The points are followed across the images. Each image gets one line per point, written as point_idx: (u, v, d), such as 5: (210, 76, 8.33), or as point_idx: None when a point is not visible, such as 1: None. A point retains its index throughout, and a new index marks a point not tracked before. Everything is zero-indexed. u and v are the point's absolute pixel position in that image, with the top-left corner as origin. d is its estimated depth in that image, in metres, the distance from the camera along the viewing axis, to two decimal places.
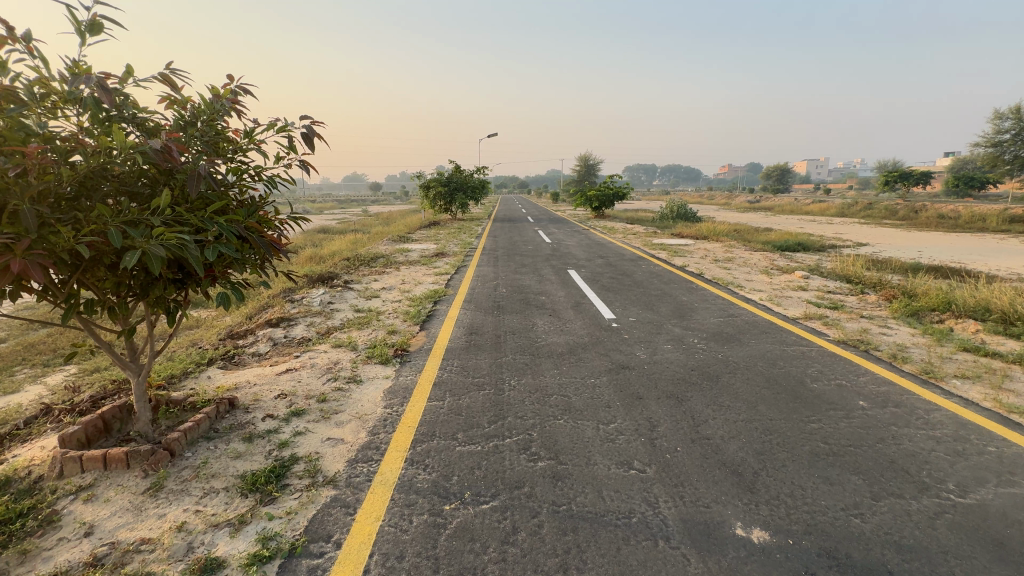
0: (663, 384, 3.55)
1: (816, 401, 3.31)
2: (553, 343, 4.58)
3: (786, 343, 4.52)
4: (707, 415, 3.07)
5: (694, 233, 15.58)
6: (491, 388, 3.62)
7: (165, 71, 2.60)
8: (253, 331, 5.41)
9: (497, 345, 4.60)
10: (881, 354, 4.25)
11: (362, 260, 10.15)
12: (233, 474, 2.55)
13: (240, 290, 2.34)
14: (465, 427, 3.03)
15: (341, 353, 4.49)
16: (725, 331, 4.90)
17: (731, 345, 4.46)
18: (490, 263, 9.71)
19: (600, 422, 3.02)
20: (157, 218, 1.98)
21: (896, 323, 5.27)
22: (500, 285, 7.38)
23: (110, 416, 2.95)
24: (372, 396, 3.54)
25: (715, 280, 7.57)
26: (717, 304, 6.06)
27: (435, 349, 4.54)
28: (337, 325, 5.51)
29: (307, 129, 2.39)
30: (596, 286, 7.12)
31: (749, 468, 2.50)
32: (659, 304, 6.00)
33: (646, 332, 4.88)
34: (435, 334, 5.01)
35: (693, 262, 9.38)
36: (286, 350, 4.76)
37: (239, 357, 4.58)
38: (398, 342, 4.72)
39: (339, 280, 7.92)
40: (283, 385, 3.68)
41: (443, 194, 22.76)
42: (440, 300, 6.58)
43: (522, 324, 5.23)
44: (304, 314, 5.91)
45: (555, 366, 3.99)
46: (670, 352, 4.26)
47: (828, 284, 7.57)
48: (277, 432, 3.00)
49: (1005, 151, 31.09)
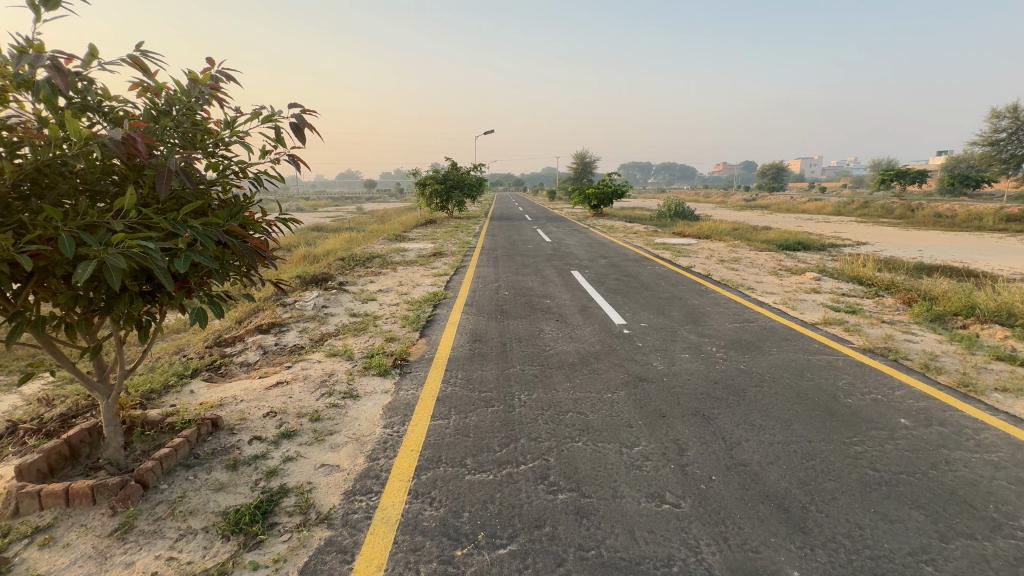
0: (687, 400, 3.28)
1: (854, 419, 3.04)
2: (563, 352, 4.29)
3: (810, 352, 4.25)
4: (740, 436, 2.80)
5: (695, 232, 15.35)
6: (500, 404, 3.33)
7: (135, 52, 2.28)
8: (242, 338, 5.09)
9: (503, 354, 4.31)
10: (912, 364, 4.00)
11: (358, 260, 9.81)
12: (214, 511, 2.25)
13: (219, 304, 2.03)
14: (474, 451, 2.74)
15: (336, 363, 4.18)
16: (744, 338, 4.63)
17: (752, 354, 4.19)
18: (490, 264, 9.43)
19: (623, 445, 2.74)
20: (117, 223, 1.67)
21: (919, 329, 5.03)
22: (502, 287, 7.10)
23: (77, 442, 2.63)
24: (371, 414, 3.24)
25: (724, 282, 7.32)
26: (730, 308, 5.80)
27: (436, 359, 4.25)
28: (331, 331, 5.20)
29: (297, 119, 2.06)
30: (602, 289, 6.86)
31: (796, 503, 2.23)
32: (670, 308, 5.73)
33: (660, 339, 4.60)
34: (436, 342, 4.71)
35: (699, 263, 9.12)
36: (277, 359, 4.45)
37: (227, 368, 4.27)
38: (397, 351, 4.41)
39: (334, 282, 7.61)
40: (273, 401, 3.37)
41: (439, 192, 22.47)
42: (440, 303, 6.29)
43: (529, 331, 4.95)
44: (297, 319, 5.59)
45: (568, 378, 3.71)
46: (689, 362, 3.99)
47: (840, 286, 7.33)
48: (264, 458, 2.70)
49: (1002, 150, 31.09)
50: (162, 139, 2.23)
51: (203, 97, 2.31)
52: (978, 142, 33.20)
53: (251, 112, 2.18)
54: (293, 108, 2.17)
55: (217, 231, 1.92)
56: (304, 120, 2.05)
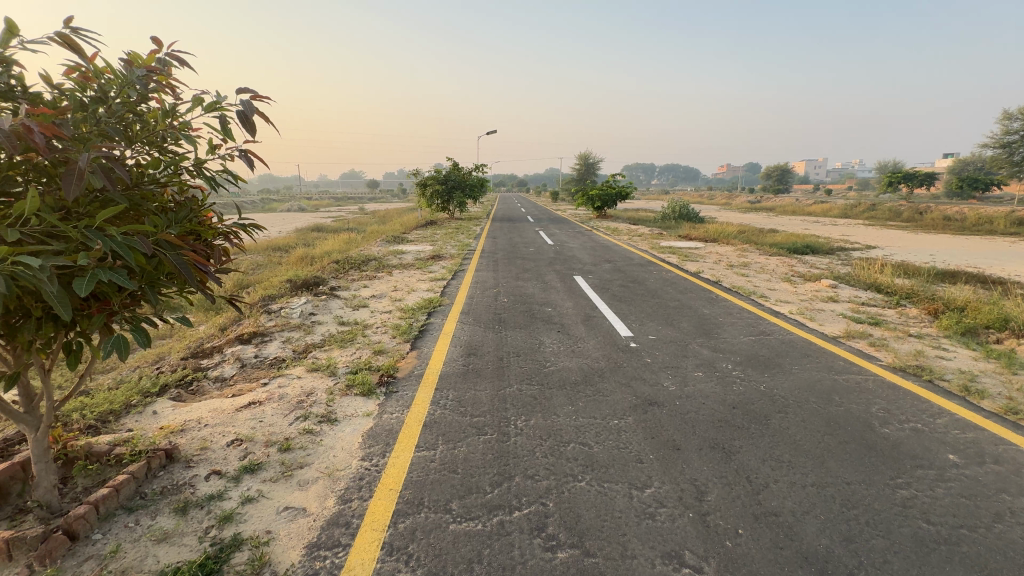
0: (703, 429, 2.92)
1: (896, 455, 2.67)
2: (564, 369, 3.93)
3: (836, 371, 3.87)
4: (767, 477, 2.44)
5: (702, 236, 14.92)
6: (493, 431, 2.97)
7: (64, 29, 1.94)
8: (220, 349, 4.75)
9: (499, 370, 3.96)
10: (950, 387, 3.62)
11: (353, 263, 9.46)
12: (149, 571, 1.90)
13: (146, 332, 1.67)
14: (461, 493, 2.38)
15: (316, 380, 3.83)
16: (762, 354, 4.25)
17: (772, 372, 3.82)
18: (489, 268, 9.08)
19: (632, 487, 2.39)
20: (7, 233, 1.34)
21: (951, 344, 4.64)
22: (501, 294, 6.73)
23: (4, 479, 2.26)
24: (348, 442, 2.89)
25: (735, 289, 6.95)
26: (743, 318, 5.43)
27: (426, 375, 3.89)
28: (316, 342, 4.85)
29: (244, 106, 1.73)
30: (607, 296, 6.50)
31: (843, 568, 1.86)
32: (680, 319, 5.37)
33: (670, 354, 4.23)
34: (428, 356, 4.35)
35: (707, 268, 8.73)
36: (254, 375, 4.10)
37: (198, 385, 3.93)
38: (384, 366, 4.06)
39: (325, 287, 7.27)
40: (239, 426, 3.02)
41: (440, 193, 22.16)
42: (435, 312, 5.93)
43: (528, 344, 4.59)
44: (281, 328, 5.24)
45: (570, 401, 3.34)
46: (703, 383, 3.62)
47: (859, 293, 6.94)
48: (220, 498, 2.35)
49: (1014, 152, 30.49)
50: (96, 132, 1.91)
51: (143, 83, 1.98)
52: (990, 145, 32.61)
53: (193, 99, 1.84)
54: (243, 95, 1.84)
55: (144, 241, 1.59)
56: (253, 107, 1.71)
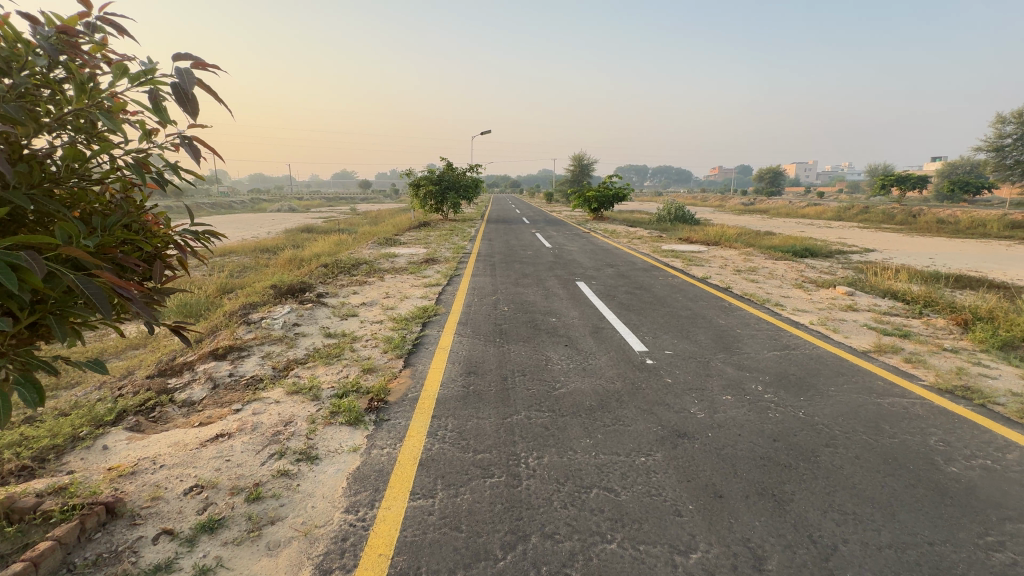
0: (746, 469, 2.51)
1: (975, 504, 2.27)
2: (577, 391, 3.51)
3: (877, 394, 3.49)
4: (834, 536, 2.04)
5: (702, 238, 14.58)
6: (502, 472, 2.54)
7: None
8: (191, 367, 4.27)
9: (503, 393, 3.53)
10: (1007, 411, 3.24)
11: (342, 267, 8.96)
12: None
13: (38, 390, 1.23)
14: (466, 560, 1.94)
15: (296, 405, 3.37)
16: (792, 373, 3.86)
17: (808, 396, 3.43)
18: (487, 272, 8.66)
19: (675, 551, 1.96)
20: None
21: (990, 359, 4.29)
22: (500, 302, 6.30)
23: None
24: (330, 488, 2.44)
25: (747, 296, 6.58)
26: (763, 330, 5.04)
27: (421, 400, 3.45)
28: (299, 358, 4.39)
29: (180, 76, 1.30)
30: (613, 304, 6.10)
31: None
32: (696, 331, 4.98)
33: (692, 374, 3.83)
34: (423, 374, 3.91)
35: (714, 273, 8.36)
36: (227, 398, 3.63)
37: (161, 410, 3.45)
38: (374, 389, 3.61)
39: (312, 294, 6.80)
40: (201, 468, 2.55)
41: (434, 193, 21.76)
42: (430, 322, 5.49)
43: (533, 360, 4.17)
44: (260, 342, 4.76)
45: (587, 433, 2.92)
46: (735, 409, 3.21)
47: (876, 301, 6.60)
48: (167, 570, 1.88)
49: (1006, 155, 30.57)
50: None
51: (55, 50, 1.52)
52: (982, 148, 32.72)
53: (114, 70, 1.41)
54: (182, 63, 1.40)
55: (32, 262, 1.14)
56: (190, 79, 1.29)
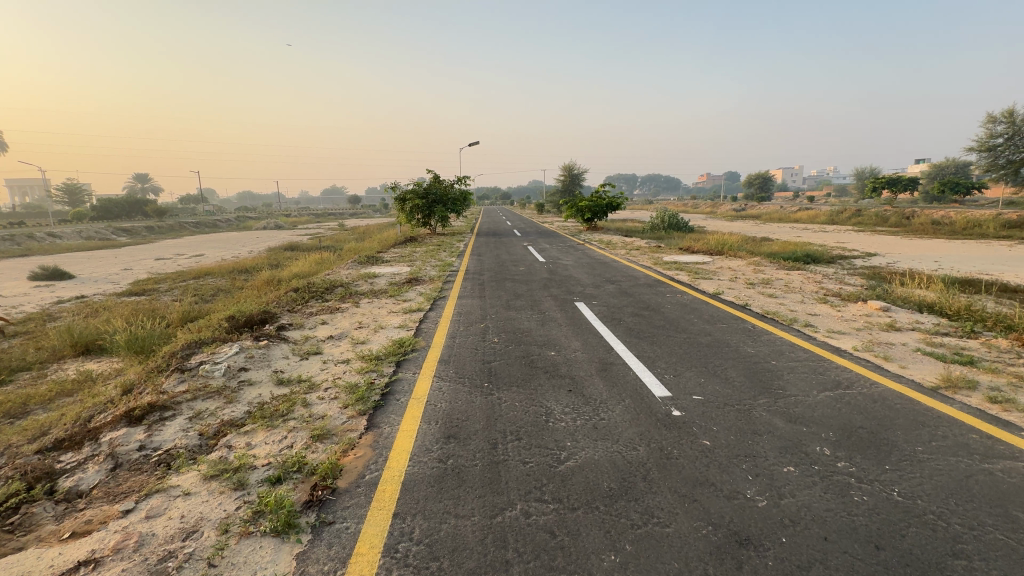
0: None
1: None
2: (590, 466, 2.64)
3: (981, 457, 2.65)
4: None
5: (703, 247, 13.84)
6: None
7: None
8: (96, 436, 3.34)
9: (492, 470, 2.65)
10: None
11: (314, 292, 8.03)
12: None
13: None
14: None
15: (209, 502, 2.46)
16: (859, 427, 3.02)
17: (894, 464, 2.59)
18: (475, 293, 7.81)
19: None
20: None
21: None
22: (489, 332, 5.44)
23: None
24: None
25: (770, 316, 5.78)
26: (803, 361, 4.21)
27: (381, 487, 2.55)
28: (236, 418, 3.49)
29: None
30: (620, 331, 5.27)
31: None
32: (723, 365, 4.14)
33: (734, 430, 2.98)
34: (388, 443, 3.02)
35: (727, 289, 7.52)
36: (124, 486, 2.71)
37: (28, 513, 2.53)
38: (320, 468, 2.71)
39: (273, 326, 5.91)
40: None
41: (422, 206, 21.03)
42: (406, 360, 4.61)
43: (531, 415, 3.30)
44: (192, 397, 3.84)
45: (610, 543, 2.05)
46: (804, 490, 2.36)
47: (916, 317, 5.79)
48: None
49: (999, 156, 30.20)
50: None
51: None
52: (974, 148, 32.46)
53: None
54: None
55: None
56: None
